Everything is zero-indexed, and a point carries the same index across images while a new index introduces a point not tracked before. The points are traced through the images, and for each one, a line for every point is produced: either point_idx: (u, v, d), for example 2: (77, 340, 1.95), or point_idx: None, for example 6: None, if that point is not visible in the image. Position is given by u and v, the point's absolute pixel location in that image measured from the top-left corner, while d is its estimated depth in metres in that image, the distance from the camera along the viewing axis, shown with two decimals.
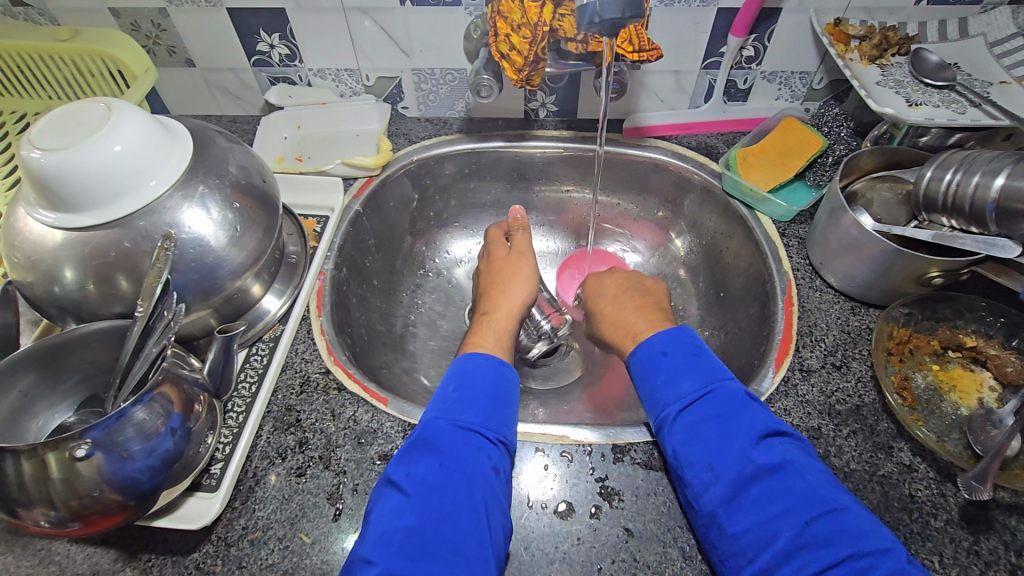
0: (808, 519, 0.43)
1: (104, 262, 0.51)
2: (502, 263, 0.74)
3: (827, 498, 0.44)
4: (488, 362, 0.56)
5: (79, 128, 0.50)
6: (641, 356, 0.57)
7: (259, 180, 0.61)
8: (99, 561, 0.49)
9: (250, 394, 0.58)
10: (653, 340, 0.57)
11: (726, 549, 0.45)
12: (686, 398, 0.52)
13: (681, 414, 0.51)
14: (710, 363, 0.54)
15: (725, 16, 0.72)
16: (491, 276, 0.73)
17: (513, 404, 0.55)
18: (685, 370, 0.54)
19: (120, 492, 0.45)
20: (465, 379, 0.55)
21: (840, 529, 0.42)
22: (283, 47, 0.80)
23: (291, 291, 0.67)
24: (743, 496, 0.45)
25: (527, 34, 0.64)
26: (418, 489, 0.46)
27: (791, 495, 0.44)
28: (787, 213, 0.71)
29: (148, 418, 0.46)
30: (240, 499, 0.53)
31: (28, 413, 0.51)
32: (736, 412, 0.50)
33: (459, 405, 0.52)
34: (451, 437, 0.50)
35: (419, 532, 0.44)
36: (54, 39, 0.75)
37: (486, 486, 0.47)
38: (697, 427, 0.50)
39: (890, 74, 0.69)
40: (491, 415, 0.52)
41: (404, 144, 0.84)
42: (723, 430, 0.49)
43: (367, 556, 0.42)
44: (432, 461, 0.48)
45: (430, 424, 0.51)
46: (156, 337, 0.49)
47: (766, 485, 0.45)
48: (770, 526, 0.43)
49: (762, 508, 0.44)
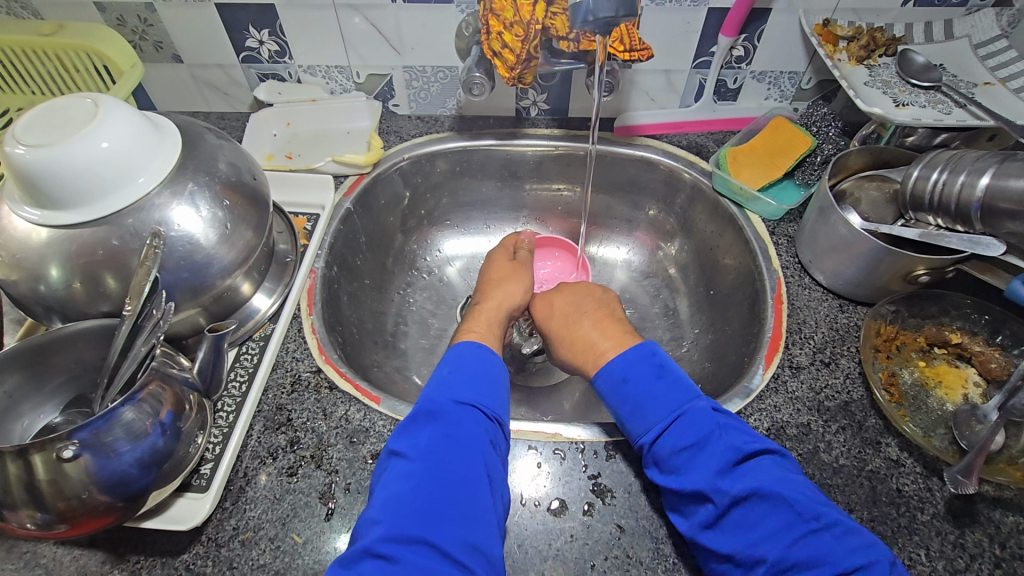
0: (790, 541, 0.43)
1: (90, 261, 0.50)
2: (504, 267, 0.74)
3: (807, 519, 0.43)
4: (478, 349, 0.56)
5: (65, 123, 0.49)
6: (606, 382, 0.56)
7: (250, 177, 0.60)
8: (86, 564, 0.48)
9: (240, 393, 0.57)
10: (612, 367, 0.56)
11: (717, 567, 0.46)
12: (655, 427, 0.51)
13: (655, 444, 0.50)
14: (679, 384, 0.53)
15: (716, 15, 0.72)
16: (490, 273, 0.73)
17: (504, 385, 0.55)
18: (653, 396, 0.52)
19: (108, 492, 0.44)
20: (457, 363, 0.55)
21: (820, 551, 0.42)
22: (273, 43, 0.79)
23: (281, 290, 0.66)
24: (723, 522, 0.45)
25: (519, 32, 0.64)
26: (420, 455, 0.47)
27: (770, 520, 0.44)
28: (777, 211, 0.72)
29: (137, 418, 0.45)
30: (231, 499, 0.52)
31: (14, 413, 0.50)
32: (709, 438, 0.48)
33: (454, 384, 0.52)
34: (451, 410, 0.50)
35: (423, 492, 0.44)
36: (37, 33, 0.73)
37: (487, 455, 0.48)
38: (673, 458, 0.49)
39: (878, 75, 0.70)
40: (484, 392, 0.52)
41: (395, 141, 0.84)
42: (698, 457, 0.48)
43: (373, 516, 0.43)
44: (434, 432, 0.48)
45: (430, 399, 0.51)
46: (146, 336, 0.48)
47: (746, 511, 0.45)
48: (752, 552, 0.43)
49: (743, 534, 0.44)
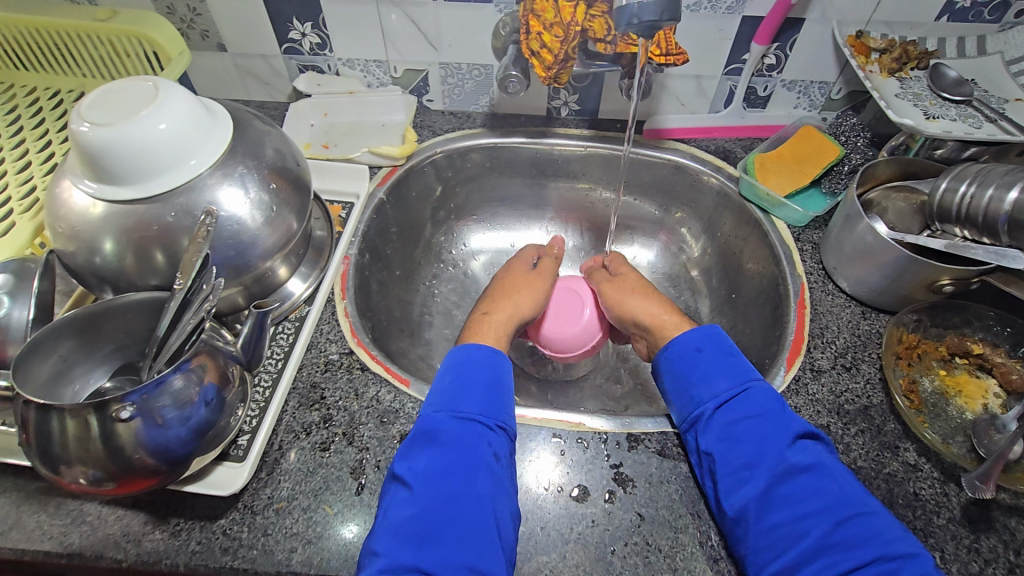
0: (837, 520, 0.45)
1: (144, 236, 0.53)
2: (519, 277, 0.73)
3: (856, 501, 0.46)
4: (483, 352, 0.58)
5: (126, 104, 0.52)
6: (674, 352, 0.58)
7: (293, 163, 0.62)
8: (129, 524, 0.51)
9: (276, 370, 0.60)
10: (686, 337, 0.58)
11: (752, 547, 0.47)
12: (723, 394, 0.53)
13: (718, 412, 0.53)
14: (744, 364, 0.56)
15: (750, 24, 0.73)
16: (504, 282, 0.72)
17: (509, 391, 0.56)
18: (720, 369, 0.55)
19: (155, 456, 0.47)
20: (463, 371, 0.56)
21: (867, 532, 0.44)
22: (315, 36, 0.82)
23: (316, 275, 0.68)
24: (773, 494, 0.47)
25: (558, 33, 0.65)
26: (419, 480, 0.49)
27: (822, 495, 0.46)
28: (802, 218, 0.73)
29: (184, 386, 0.47)
30: (266, 470, 0.54)
31: (66, 378, 0.53)
32: (774, 413, 0.51)
33: (460, 396, 0.54)
34: (451, 427, 0.52)
35: (424, 519, 0.46)
36: (91, 19, 0.76)
37: (489, 469, 0.50)
38: (733, 426, 0.51)
39: (908, 87, 0.71)
40: (489, 404, 0.54)
41: (428, 136, 0.86)
42: (760, 429, 0.50)
43: (374, 547, 0.45)
44: (433, 453, 0.50)
45: (430, 417, 0.53)
46: (194, 310, 0.49)
47: (797, 486, 0.47)
48: (799, 526, 0.45)
49: (792, 507, 0.46)
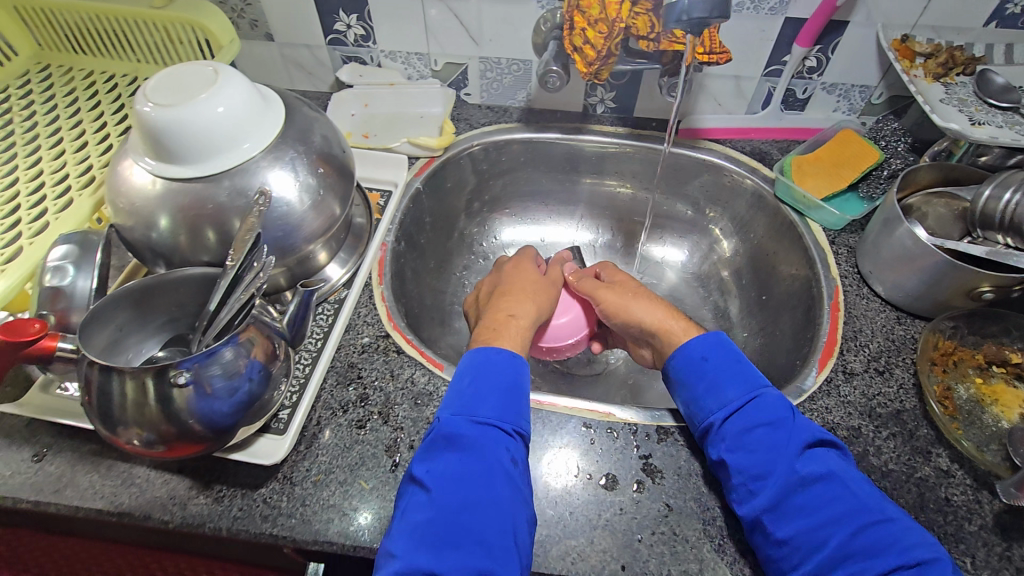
0: (854, 528, 0.45)
1: (198, 214, 0.55)
2: (534, 282, 0.69)
3: (873, 509, 0.46)
4: (501, 356, 0.56)
5: (186, 87, 0.54)
6: (682, 359, 0.58)
7: (339, 150, 0.65)
8: (175, 488, 0.53)
9: (316, 348, 0.62)
10: (692, 346, 0.58)
11: (770, 555, 0.47)
12: (732, 404, 0.53)
13: (728, 421, 0.52)
14: (752, 371, 0.55)
15: (792, 25, 0.73)
16: (518, 281, 0.68)
17: (525, 393, 0.55)
18: (730, 377, 0.55)
19: (203, 424, 0.49)
20: (481, 373, 0.55)
21: (885, 540, 0.44)
22: (360, 27, 0.84)
23: (354, 261, 0.70)
24: (787, 504, 0.47)
25: (603, 29, 0.66)
26: (438, 483, 0.48)
27: (837, 504, 0.46)
28: (838, 221, 0.73)
29: (234, 358, 0.49)
30: (304, 444, 0.56)
31: (121, 347, 0.56)
32: (784, 422, 0.51)
33: (474, 399, 0.53)
34: (469, 431, 0.51)
35: (439, 523, 0.46)
36: (149, 6, 0.79)
37: (504, 473, 0.49)
38: (745, 435, 0.51)
39: (953, 93, 0.70)
40: (503, 405, 0.53)
41: (466, 129, 0.88)
42: (772, 439, 0.50)
43: (390, 549, 0.45)
44: (450, 457, 0.49)
45: (449, 420, 0.52)
46: (245, 286, 0.51)
47: (812, 495, 0.47)
48: (816, 535, 0.45)
49: (808, 516, 0.46)
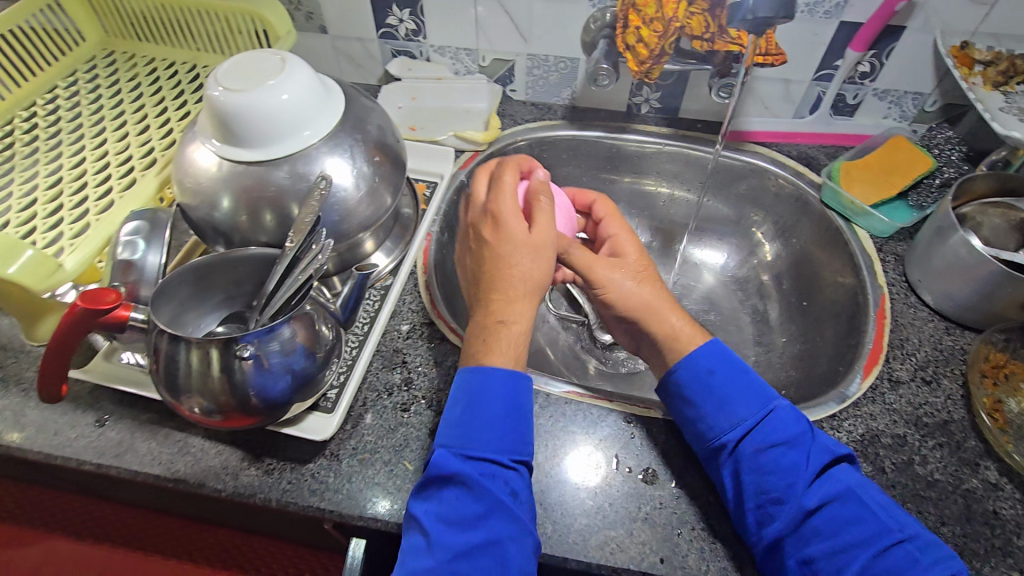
0: (875, 551, 0.46)
1: (259, 196, 0.57)
2: (538, 263, 0.57)
3: (893, 528, 0.47)
4: (499, 377, 0.52)
5: (255, 74, 0.56)
6: (688, 373, 0.55)
7: (393, 140, 0.66)
8: (228, 459, 0.55)
9: (363, 332, 0.63)
10: (699, 358, 0.56)
11: None
12: (744, 424, 0.52)
13: (741, 442, 0.51)
14: (760, 385, 0.54)
15: (846, 29, 0.73)
16: (518, 265, 0.56)
17: (528, 415, 0.53)
18: (740, 395, 0.53)
19: (259, 397, 0.51)
20: (477, 404, 0.51)
21: (905, 560, 0.45)
22: (411, 22, 0.85)
23: (400, 250, 0.72)
24: (805, 526, 0.47)
25: (657, 27, 0.67)
26: (437, 529, 0.47)
27: (857, 526, 0.47)
28: (887, 229, 0.72)
29: (291, 336, 0.51)
30: (351, 424, 0.58)
31: (182, 321, 0.58)
32: (797, 443, 0.50)
33: (473, 430, 0.50)
34: (466, 470, 0.48)
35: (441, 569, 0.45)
36: None
37: (507, 509, 0.48)
38: (759, 459, 0.50)
39: (1014, 102, 0.68)
40: (502, 435, 0.50)
41: (510, 125, 0.89)
42: (788, 465, 0.49)
43: None
44: (451, 497, 0.48)
45: (442, 457, 0.49)
46: (305, 265, 0.52)
47: (830, 516, 0.47)
48: (835, 559, 0.46)
49: (828, 539, 0.47)
